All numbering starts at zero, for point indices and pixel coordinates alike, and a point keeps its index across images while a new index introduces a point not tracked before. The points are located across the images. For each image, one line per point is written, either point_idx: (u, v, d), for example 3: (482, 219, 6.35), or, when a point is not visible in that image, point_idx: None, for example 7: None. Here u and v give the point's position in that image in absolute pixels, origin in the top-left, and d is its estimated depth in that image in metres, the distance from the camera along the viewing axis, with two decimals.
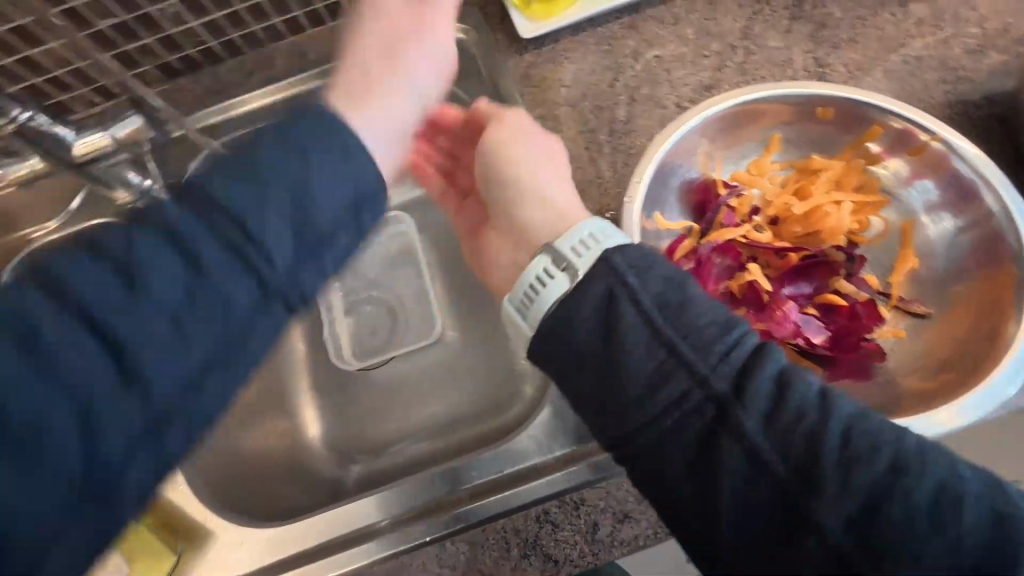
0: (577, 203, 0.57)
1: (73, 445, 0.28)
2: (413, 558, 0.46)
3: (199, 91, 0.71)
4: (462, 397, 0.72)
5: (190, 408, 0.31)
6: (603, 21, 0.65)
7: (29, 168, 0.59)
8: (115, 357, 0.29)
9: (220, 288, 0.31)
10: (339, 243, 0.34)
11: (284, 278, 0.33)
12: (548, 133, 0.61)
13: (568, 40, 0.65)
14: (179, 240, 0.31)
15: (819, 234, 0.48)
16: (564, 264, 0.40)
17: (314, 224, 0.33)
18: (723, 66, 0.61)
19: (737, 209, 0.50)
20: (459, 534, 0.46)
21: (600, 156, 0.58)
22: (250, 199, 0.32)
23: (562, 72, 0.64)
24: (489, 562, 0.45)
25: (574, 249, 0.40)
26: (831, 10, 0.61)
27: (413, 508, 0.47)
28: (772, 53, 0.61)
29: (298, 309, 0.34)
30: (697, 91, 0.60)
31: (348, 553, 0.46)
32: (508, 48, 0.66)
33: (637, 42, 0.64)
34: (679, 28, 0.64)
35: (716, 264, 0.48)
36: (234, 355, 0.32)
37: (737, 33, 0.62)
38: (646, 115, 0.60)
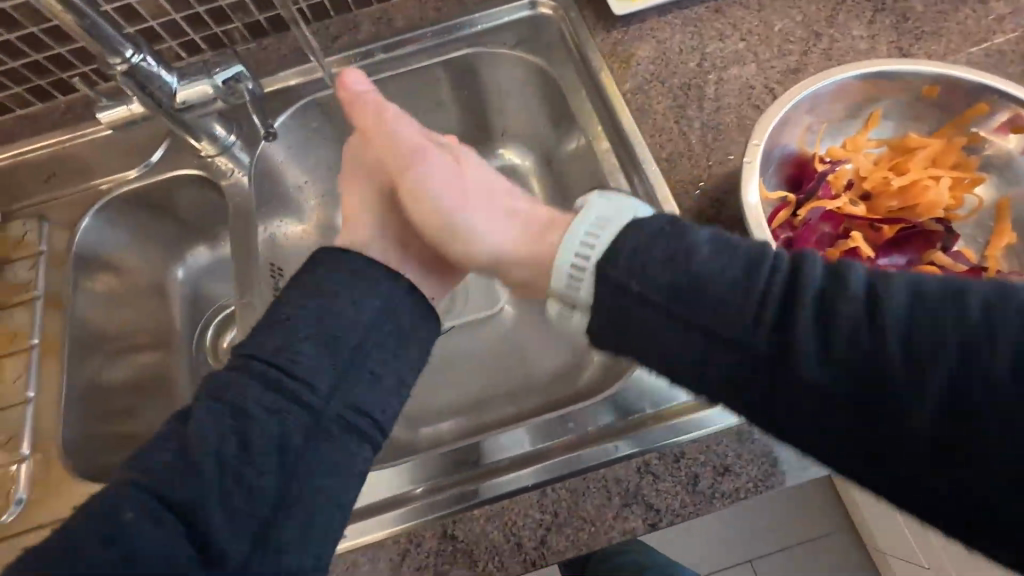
0: (668, 174, 0.58)
1: (286, 550, 0.40)
2: (514, 503, 0.46)
3: (285, 51, 0.71)
4: (518, 369, 0.76)
5: (296, 497, 0.41)
6: (689, 4, 0.67)
7: (128, 110, 0.59)
8: (233, 422, 0.43)
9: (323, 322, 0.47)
10: (373, 355, 0.48)
11: (329, 400, 0.45)
12: (638, 107, 0.62)
13: (655, 20, 0.67)
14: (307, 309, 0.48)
15: (915, 208, 0.49)
16: (572, 299, 0.42)
17: (341, 345, 0.47)
18: (809, 51, 0.63)
19: (834, 182, 0.51)
20: (561, 481, 0.46)
21: (690, 130, 0.60)
22: (346, 283, 0.50)
23: (649, 50, 0.65)
24: (591, 510, 0.45)
25: (571, 281, 0.41)
26: (913, 4, 0.64)
27: (510, 457, 0.48)
28: (857, 42, 0.63)
29: (367, 436, 0.45)
30: (784, 74, 0.62)
31: (448, 497, 0.47)
32: (596, 25, 0.67)
33: (723, 25, 0.66)
34: (764, 14, 0.66)
35: (818, 232, 0.49)
36: (311, 467, 0.42)
37: (821, 21, 0.64)
38: (734, 94, 0.61)
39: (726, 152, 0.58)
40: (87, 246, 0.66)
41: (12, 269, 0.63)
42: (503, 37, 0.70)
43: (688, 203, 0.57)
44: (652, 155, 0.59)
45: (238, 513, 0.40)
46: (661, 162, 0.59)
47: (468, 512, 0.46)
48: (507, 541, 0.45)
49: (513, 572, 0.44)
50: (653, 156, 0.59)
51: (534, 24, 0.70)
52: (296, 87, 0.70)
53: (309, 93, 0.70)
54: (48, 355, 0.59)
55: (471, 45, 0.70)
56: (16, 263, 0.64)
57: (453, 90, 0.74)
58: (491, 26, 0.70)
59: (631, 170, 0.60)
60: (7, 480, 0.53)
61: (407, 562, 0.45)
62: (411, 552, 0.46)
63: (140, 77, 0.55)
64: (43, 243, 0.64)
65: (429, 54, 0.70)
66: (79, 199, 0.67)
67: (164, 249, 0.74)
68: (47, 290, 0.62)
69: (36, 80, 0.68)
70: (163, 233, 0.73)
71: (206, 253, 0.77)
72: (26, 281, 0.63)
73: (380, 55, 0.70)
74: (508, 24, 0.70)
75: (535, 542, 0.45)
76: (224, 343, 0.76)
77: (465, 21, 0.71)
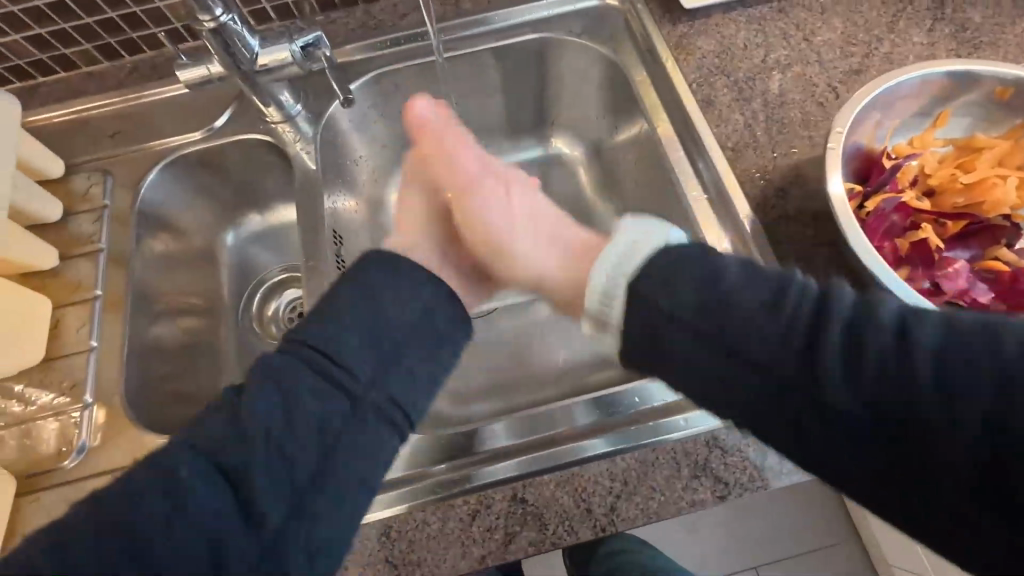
0: (734, 163, 0.60)
1: (321, 519, 0.42)
2: (584, 470, 0.47)
3: (353, 25, 0.72)
4: (558, 355, 0.77)
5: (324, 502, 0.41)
6: (753, 3, 0.69)
7: (206, 71, 0.60)
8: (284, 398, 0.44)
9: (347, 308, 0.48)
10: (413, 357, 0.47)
11: (368, 388, 0.46)
12: (703, 97, 0.64)
13: (720, 16, 0.69)
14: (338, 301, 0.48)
15: (982, 206, 0.50)
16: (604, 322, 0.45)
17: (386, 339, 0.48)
18: (871, 54, 0.65)
19: (901, 177, 0.52)
20: (631, 451, 0.47)
21: (755, 123, 0.62)
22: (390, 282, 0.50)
23: (714, 44, 0.67)
24: (660, 480, 0.46)
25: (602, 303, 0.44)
26: (971, 15, 0.66)
27: (575, 427, 0.49)
28: (917, 48, 0.65)
29: (397, 427, 0.46)
30: (846, 74, 0.64)
31: (517, 463, 0.48)
32: (663, 17, 0.69)
33: (786, 25, 0.68)
34: (826, 17, 0.68)
35: (888, 222, 0.51)
36: (341, 452, 0.43)
37: (882, 27, 0.66)
38: (798, 90, 0.63)
39: (790, 145, 0.60)
40: (149, 205, 0.67)
41: (75, 221, 0.64)
42: (569, 24, 0.72)
43: (754, 191, 0.58)
44: (718, 143, 0.61)
45: (283, 488, 0.42)
46: (726, 151, 0.60)
47: (537, 477, 0.47)
48: (577, 507, 0.46)
49: (582, 536, 0.45)
50: (718, 144, 0.61)
51: (601, 13, 0.72)
52: (361, 62, 0.71)
53: (375, 68, 0.71)
54: (110, 309, 0.59)
55: (537, 30, 0.72)
56: (80, 216, 0.64)
57: (513, 75, 0.76)
58: (558, 13, 0.72)
59: (697, 157, 0.62)
60: (70, 427, 0.53)
61: (477, 522, 0.46)
62: (481, 513, 0.46)
63: (227, 37, 0.56)
64: (107, 199, 0.65)
65: (496, 36, 0.72)
66: (143, 157, 0.68)
67: (218, 213, 0.75)
68: (110, 245, 0.63)
69: (107, 38, 0.68)
70: (221, 197, 0.74)
71: (258, 221, 0.78)
72: (89, 235, 0.63)
73: (432, 38, 0.72)
74: (574, 12, 0.72)
75: (605, 509, 0.46)
76: (269, 311, 0.76)
77: (532, 6, 0.72)
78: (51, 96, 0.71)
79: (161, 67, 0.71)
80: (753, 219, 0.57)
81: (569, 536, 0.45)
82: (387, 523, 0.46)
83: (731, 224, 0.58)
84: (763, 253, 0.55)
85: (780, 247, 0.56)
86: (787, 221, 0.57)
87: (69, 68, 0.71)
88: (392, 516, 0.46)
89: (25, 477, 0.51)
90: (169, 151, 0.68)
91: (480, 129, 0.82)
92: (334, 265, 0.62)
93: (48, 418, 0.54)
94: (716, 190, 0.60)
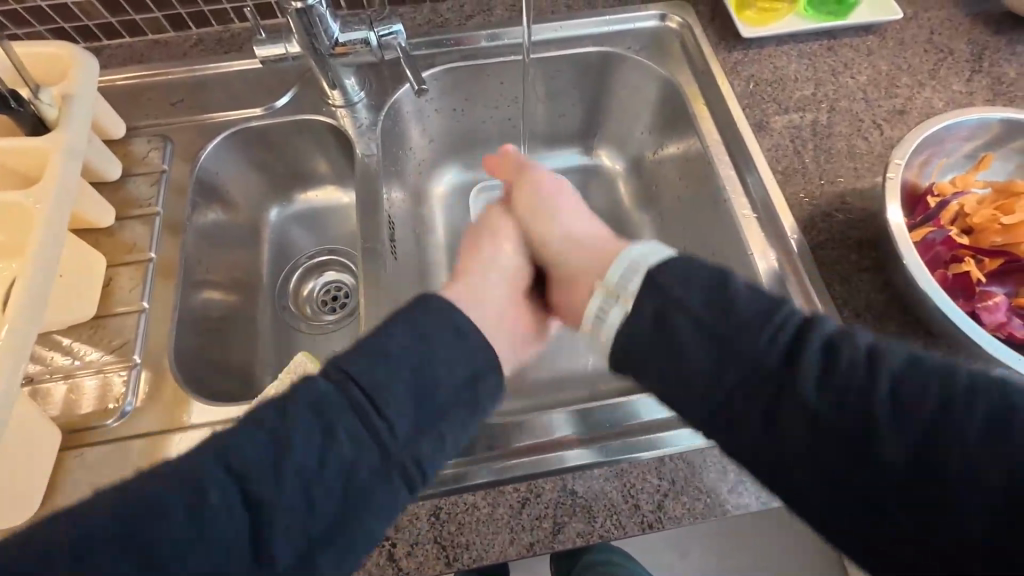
0: (783, 185, 0.63)
1: None
2: (633, 467, 0.48)
3: (420, 21, 0.75)
4: (581, 360, 0.78)
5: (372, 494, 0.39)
6: (804, 38, 0.73)
7: (283, 51, 0.62)
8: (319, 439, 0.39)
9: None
10: None
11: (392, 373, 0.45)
12: (755, 122, 0.67)
13: (773, 48, 0.72)
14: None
15: (1018, 246, 0.52)
16: (619, 292, 0.45)
17: None
18: (914, 97, 0.69)
19: (944, 213, 0.55)
20: (679, 452, 0.48)
21: (804, 150, 0.65)
22: None
23: (767, 73, 0.70)
24: (707, 481, 0.47)
25: (622, 278, 0.46)
26: (1006, 70, 0.70)
27: (625, 427, 0.50)
28: (958, 95, 0.69)
29: None
30: (890, 113, 0.67)
31: (563, 454, 0.49)
32: (721, 43, 0.73)
33: (834, 62, 0.71)
34: (873, 58, 0.71)
35: (931, 252, 0.54)
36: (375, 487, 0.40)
37: (925, 73, 0.70)
38: (845, 124, 0.67)
39: (836, 173, 0.63)
40: (205, 174, 0.68)
41: (133, 182, 0.64)
42: (628, 41, 0.74)
43: (802, 214, 0.61)
44: (768, 165, 0.64)
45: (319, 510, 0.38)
46: (776, 174, 0.63)
47: (587, 470, 0.48)
48: (625, 502, 0.47)
49: (629, 530, 0.46)
50: (769, 166, 0.64)
51: (659, 34, 0.75)
52: (424, 57, 0.73)
53: (440, 64, 0.72)
54: (163, 273, 0.60)
55: (597, 44, 0.74)
56: (137, 178, 0.64)
57: (567, 83, 0.78)
58: (620, 29, 0.75)
59: (747, 176, 0.64)
60: (114, 385, 0.53)
61: (526, 511, 0.46)
62: (531, 502, 0.47)
63: (311, 17, 0.58)
64: (165, 165, 0.66)
65: (558, 45, 0.74)
66: (203, 128, 0.69)
67: (266, 188, 0.76)
68: (165, 211, 0.63)
69: (179, 8, 0.70)
70: (274, 173, 0.75)
71: (302, 202, 0.79)
72: (146, 198, 0.63)
73: (483, 42, 0.74)
74: (635, 30, 0.75)
75: (653, 506, 0.46)
76: (305, 291, 0.76)
77: (595, 20, 0.75)
78: (115, 58, 0.71)
79: (227, 41, 0.73)
80: (800, 238, 0.59)
81: (617, 530, 0.46)
82: (436, 504, 0.47)
83: (778, 243, 0.60)
84: (809, 271, 0.58)
85: (824, 266, 0.58)
86: (832, 245, 0.59)
87: (135, 34, 0.72)
88: (441, 497, 0.47)
89: (65, 431, 0.51)
90: (231, 123, 0.69)
91: (527, 132, 0.83)
92: (389, 251, 0.63)
93: (91, 374, 0.53)
94: (764, 208, 0.62)
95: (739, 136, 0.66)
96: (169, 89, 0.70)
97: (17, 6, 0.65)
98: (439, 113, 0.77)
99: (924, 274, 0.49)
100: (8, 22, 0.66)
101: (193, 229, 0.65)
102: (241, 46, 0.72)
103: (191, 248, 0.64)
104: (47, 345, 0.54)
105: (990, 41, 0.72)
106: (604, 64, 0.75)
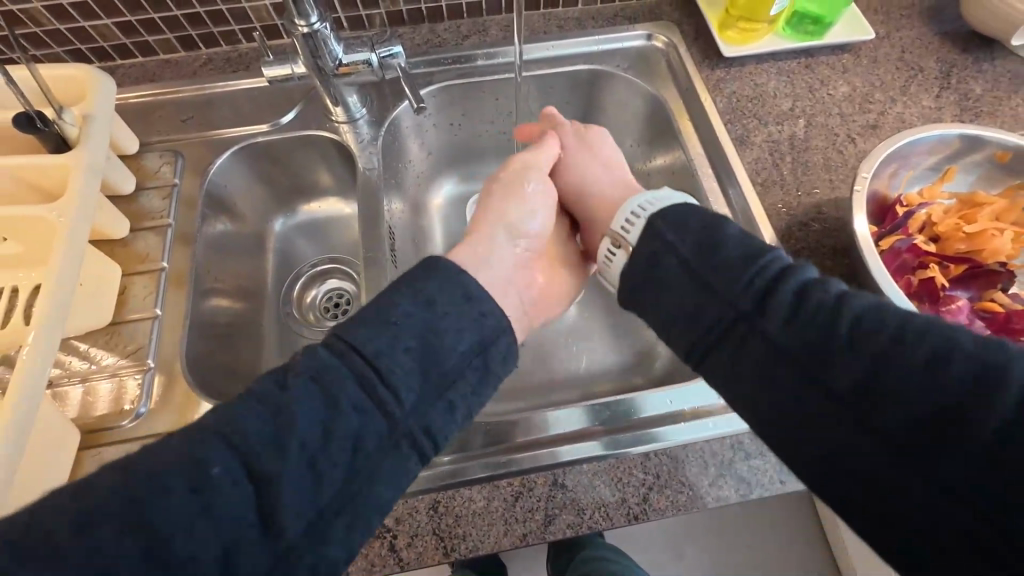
0: (762, 197, 0.66)
1: None
2: (621, 462, 0.51)
3: (418, 41, 0.79)
4: (574, 363, 0.81)
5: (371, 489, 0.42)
6: (783, 57, 0.77)
7: (289, 71, 0.65)
8: None
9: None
10: None
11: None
12: (737, 137, 0.71)
13: (753, 66, 0.76)
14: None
15: (981, 253, 0.56)
16: (620, 240, 0.51)
17: None
18: (886, 112, 0.72)
19: (912, 222, 0.58)
20: (663, 448, 0.52)
21: (782, 163, 0.69)
22: None
23: (747, 90, 0.74)
24: (689, 476, 0.50)
25: (624, 226, 0.51)
26: (973, 86, 0.74)
27: (614, 425, 0.54)
28: (927, 111, 0.72)
29: None
30: (864, 128, 0.71)
31: (554, 450, 0.52)
32: (704, 62, 0.77)
33: (812, 79, 0.75)
34: (848, 75, 0.76)
35: (900, 259, 0.57)
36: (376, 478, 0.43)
37: (896, 89, 0.74)
38: (821, 137, 0.70)
39: (813, 185, 0.67)
40: (214, 187, 0.71)
41: (145, 196, 0.67)
42: (616, 60, 0.79)
43: (781, 223, 0.64)
44: (749, 177, 0.68)
45: None
46: (756, 185, 0.67)
47: (576, 465, 0.51)
48: (613, 495, 0.50)
49: (616, 522, 0.49)
50: (749, 178, 0.67)
51: (646, 53, 0.79)
52: (422, 75, 0.77)
53: (437, 81, 0.76)
54: (175, 282, 0.63)
55: (587, 62, 0.78)
56: (149, 192, 0.68)
57: (559, 99, 0.82)
58: (608, 48, 0.79)
59: (728, 187, 0.68)
60: (128, 388, 0.56)
61: (519, 504, 0.49)
62: (524, 495, 0.50)
63: (316, 41, 0.62)
64: (176, 179, 0.69)
65: (551, 64, 0.78)
66: (213, 143, 0.73)
67: (272, 199, 0.79)
68: (176, 222, 0.67)
69: (190, 30, 0.74)
70: (280, 185, 0.79)
71: (305, 213, 0.82)
72: (159, 210, 0.67)
73: (480, 61, 0.78)
74: (623, 49, 0.79)
75: (639, 499, 0.49)
76: (308, 298, 0.79)
77: (585, 39, 0.78)
78: (128, 77, 0.75)
79: (235, 61, 0.76)
80: (778, 246, 0.63)
81: (604, 522, 0.49)
82: (435, 497, 0.49)
83: None
84: None
85: None
86: (808, 253, 0.63)
87: (148, 54, 0.76)
88: (441, 491, 0.50)
89: (82, 432, 0.54)
90: (239, 139, 0.73)
91: None
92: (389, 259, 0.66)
93: (107, 377, 0.56)
94: (744, 218, 0.66)
95: (721, 149, 0.70)
96: (180, 107, 0.74)
97: (36, 29, 0.68)
98: (438, 125, 0.80)
99: (892, 283, 0.52)
100: (27, 44, 0.70)
101: (202, 239, 0.68)
102: (247, 65, 0.76)
103: (200, 257, 0.67)
104: (65, 350, 0.57)
105: (958, 59, 0.76)
106: (594, 80, 0.79)
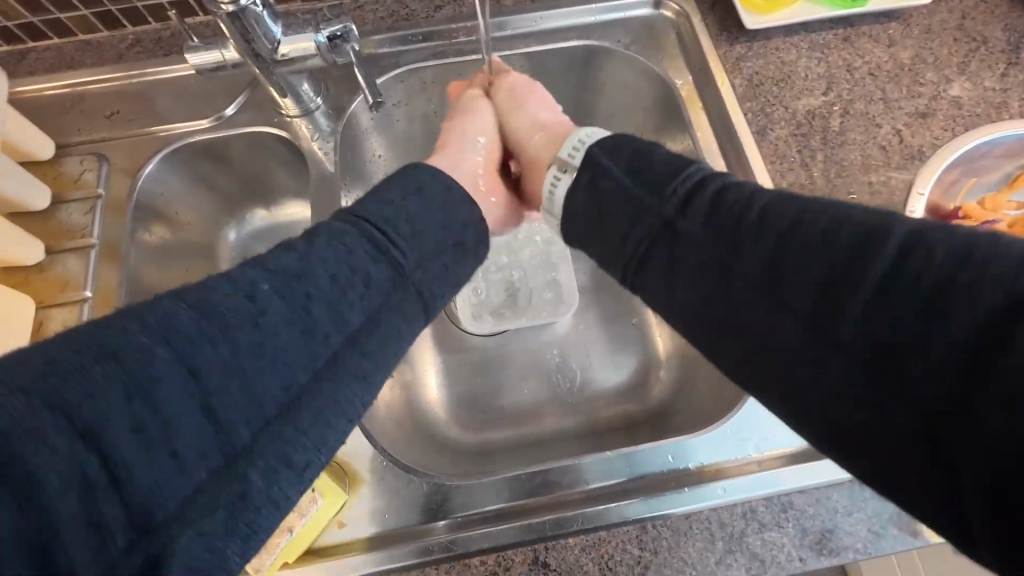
0: None
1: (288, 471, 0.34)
2: (612, 535, 0.45)
3: (383, 13, 0.66)
4: (567, 389, 0.72)
5: None
6: (817, 28, 0.64)
7: (220, 57, 0.54)
8: None
9: (264, 310, 0.34)
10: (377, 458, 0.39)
11: None
12: (757, 129, 0.60)
13: (780, 39, 0.64)
14: (260, 313, 0.33)
15: None
16: (566, 164, 0.45)
17: None
18: (939, 96, 0.61)
19: None
20: (661, 518, 0.45)
21: (812, 162, 0.58)
22: None
23: (772, 69, 0.62)
24: (693, 552, 0.44)
25: (556, 174, 0.46)
26: None
27: (609, 486, 0.47)
28: (989, 93, 0.60)
29: None
30: (912, 115, 0.60)
31: (541, 520, 0.45)
32: (723, 34, 0.64)
33: (851, 55, 0.63)
34: (894, 50, 0.63)
35: None
36: None
37: (953, 67, 0.62)
38: (859, 130, 0.59)
39: (847, 189, 0.57)
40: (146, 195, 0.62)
41: (65, 210, 0.59)
42: (617, 34, 0.66)
43: None
44: (772, 182, 0.57)
45: None
46: (781, 191, 0.57)
47: (563, 538, 0.45)
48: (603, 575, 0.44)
49: None
50: (772, 183, 0.57)
51: (651, 24, 0.66)
52: (389, 56, 0.65)
53: (404, 63, 0.65)
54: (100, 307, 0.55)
55: (582, 37, 0.66)
56: (69, 205, 0.59)
57: (550, 81, 0.70)
58: (608, 20, 0.66)
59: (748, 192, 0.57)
60: None
61: None
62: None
63: (246, 21, 0.50)
64: (101, 187, 0.60)
65: (540, 40, 0.66)
66: (143, 142, 0.62)
67: (218, 204, 0.69)
68: (102, 237, 0.58)
69: (108, 5, 0.61)
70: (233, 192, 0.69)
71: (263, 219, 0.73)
72: (81, 227, 0.58)
73: (461, 37, 0.66)
74: (625, 20, 0.66)
75: None
76: None
77: (580, 7, 0.66)
78: (42, 63, 0.64)
79: (167, 42, 0.64)
80: None
81: None
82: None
83: None
84: None
85: None
86: None
87: (65, 35, 0.64)
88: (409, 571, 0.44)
89: None
90: (173, 138, 0.62)
91: None
92: None
93: None
94: None
95: (739, 145, 0.59)
96: (105, 100, 0.63)
97: None
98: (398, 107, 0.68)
99: None
100: None
101: (135, 253, 0.59)
102: (180, 47, 0.64)
103: (133, 271, 0.59)
104: None
105: None
106: (591, 60, 0.67)
